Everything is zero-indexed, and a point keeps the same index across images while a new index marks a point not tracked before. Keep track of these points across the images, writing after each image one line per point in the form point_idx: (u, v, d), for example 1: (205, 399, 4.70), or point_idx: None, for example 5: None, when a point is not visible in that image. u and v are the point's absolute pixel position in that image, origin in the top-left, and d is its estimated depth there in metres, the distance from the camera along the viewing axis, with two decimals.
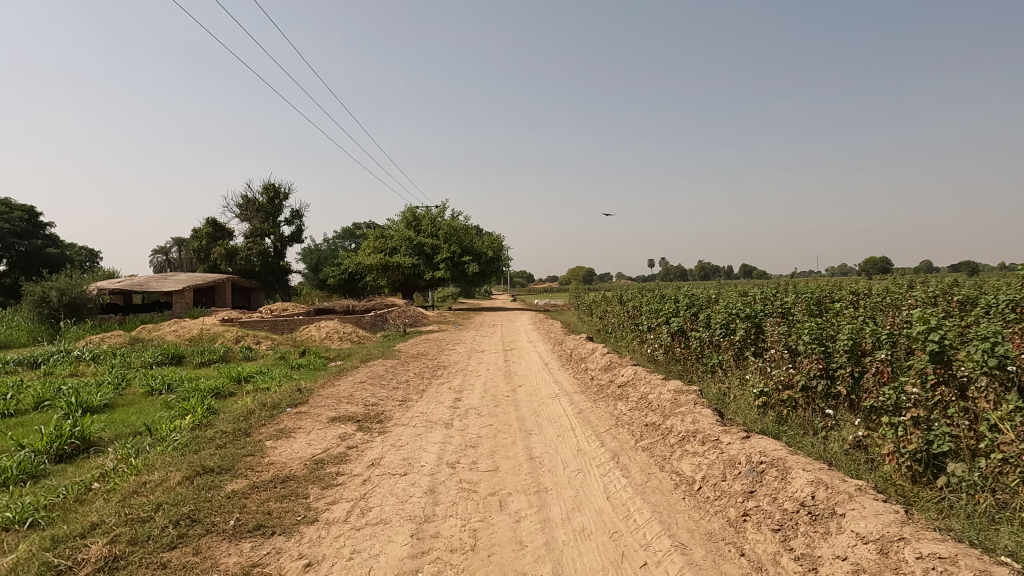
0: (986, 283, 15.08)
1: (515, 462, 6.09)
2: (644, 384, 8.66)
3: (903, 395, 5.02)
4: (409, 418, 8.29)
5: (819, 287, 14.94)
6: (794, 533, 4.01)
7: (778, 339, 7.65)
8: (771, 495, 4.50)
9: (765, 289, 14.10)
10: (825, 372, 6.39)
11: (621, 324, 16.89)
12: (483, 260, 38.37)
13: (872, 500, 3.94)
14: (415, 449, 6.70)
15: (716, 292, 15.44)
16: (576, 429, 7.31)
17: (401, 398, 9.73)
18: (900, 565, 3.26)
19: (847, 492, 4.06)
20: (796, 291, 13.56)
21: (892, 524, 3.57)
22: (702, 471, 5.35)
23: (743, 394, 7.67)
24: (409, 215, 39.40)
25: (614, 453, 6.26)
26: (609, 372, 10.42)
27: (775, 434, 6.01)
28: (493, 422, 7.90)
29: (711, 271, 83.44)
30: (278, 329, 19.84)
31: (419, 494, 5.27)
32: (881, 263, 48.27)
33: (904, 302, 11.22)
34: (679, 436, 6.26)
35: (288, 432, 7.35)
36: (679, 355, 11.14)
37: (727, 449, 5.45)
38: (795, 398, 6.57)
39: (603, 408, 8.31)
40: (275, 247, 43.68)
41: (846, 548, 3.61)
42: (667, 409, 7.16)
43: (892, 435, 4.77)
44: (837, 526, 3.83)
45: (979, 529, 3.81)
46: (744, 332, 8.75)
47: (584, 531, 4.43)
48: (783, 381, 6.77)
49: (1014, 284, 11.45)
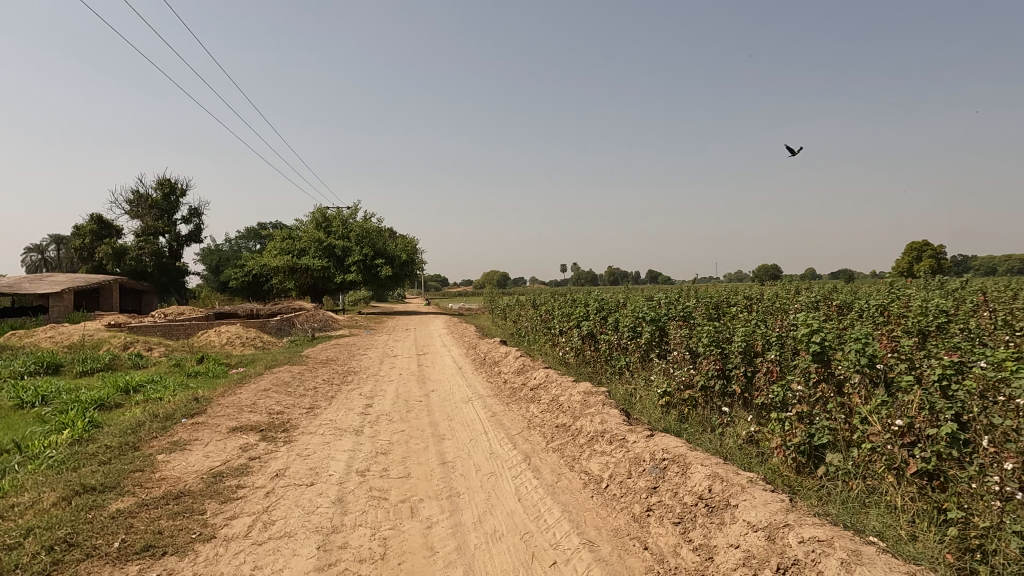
0: (860, 289, 16.65)
1: (427, 467, 6.03)
2: (555, 386, 8.85)
3: (789, 392, 5.44)
4: (317, 426, 7.99)
5: (718, 292, 15.92)
6: (693, 525, 4.24)
7: (680, 341, 8.06)
8: (672, 490, 4.73)
9: (670, 294, 14.83)
10: (722, 372, 6.81)
11: (534, 327, 17.16)
12: (397, 263, 37.76)
13: (761, 491, 4.24)
14: (323, 458, 6.47)
15: (625, 296, 16.06)
16: (489, 433, 7.34)
17: (309, 405, 9.36)
18: (785, 550, 3.53)
19: (739, 484, 4.35)
20: (697, 295, 14.35)
21: (778, 512, 3.86)
22: (609, 469, 5.54)
23: (648, 394, 8.02)
24: (319, 216, 38.02)
25: (526, 455, 6.35)
26: (522, 375, 10.55)
27: (677, 431, 6.33)
28: (406, 428, 7.78)
29: (620, 276, 86.56)
30: (173, 335, 18.54)
31: (326, 504, 5.09)
32: (772, 271, 52.16)
33: (791, 306, 12.18)
34: (588, 436, 6.44)
35: (183, 445, 6.88)
36: (590, 357, 11.48)
37: (632, 448, 5.68)
38: (695, 396, 6.96)
39: (515, 411, 8.41)
40: (170, 247, 40.87)
41: (739, 537, 3.85)
42: (578, 410, 7.35)
43: (779, 430, 5.16)
44: (730, 516, 4.09)
45: (852, 513, 4.20)
46: (650, 335, 9.17)
47: (496, 533, 4.45)
48: (685, 382, 7.16)
49: (883, 290, 12.74)
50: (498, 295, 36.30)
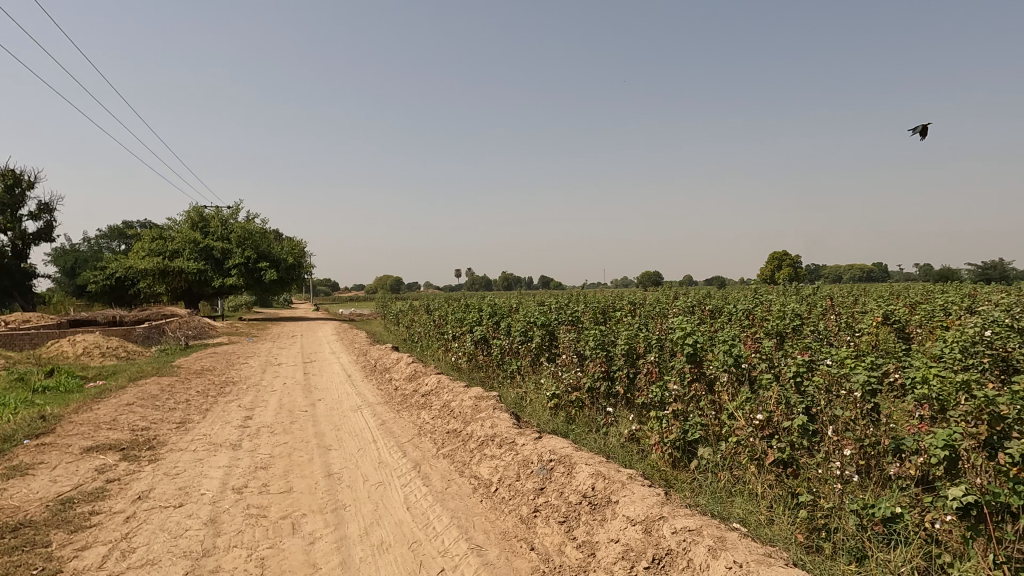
0: (730, 294, 18.12)
1: (311, 480, 5.77)
2: (447, 391, 8.81)
3: (666, 392, 5.79)
4: (188, 442, 7.38)
5: (604, 298, 16.64)
6: (577, 523, 4.38)
7: (568, 344, 8.32)
8: (558, 490, 4.86)
9: (560, 299, 15.28)
10: (607, 374, 7.12)
11: (427, 332, 17.00)
12: (283, 267, 35.93)
13: (639, 486, 4.48)
14: (194, 476, 5.99)
15: (517, 301, 16.35)
16: (378, 441, 7.17)
17: (180, 420, 8.64)
18: (660, 541, 3.74)
19: (620, 480, 4.56)
20: (585, 300, 14.91)
21: (655, 505, 4.09)
22: (498, 473, 5.59)
23: (538, 397, 8.20)
24: (195, 215, 35.27)
25: (415, 463, 6.26)
26: (413, 381, 10.40)
27: (564, 432, 6.52)
28: (289, 440, 7.40)
29: (513, 282, 88.00)
30: (15, 346, 16.38)
31: (196, 526, 4.72)
32: (654, 277, 55.43)
33: (670, 311, 13.00)
34: (478, 441, 6.47)
35: (23, 470, 6.08)
36: (482, 362, 11.56)
37: (521, 450, 5.78)
38: (582, 398, 7.21)
39: (406, 418, 8.27)
40: (13, 246, 36.14)
41: (619, 531, 4.04)
42: (469, 415, 7.37)
43: (658, 427, 5.46)
44: (611, 512, 4.27)
45: (719, 502, 4.53)
46: (540, 339, 9.39)
47: (382, 544, 4.35)
48: (572, 384, 7.40)
49: (749, 295, 13.93)
50: (391, 300, 35.62)
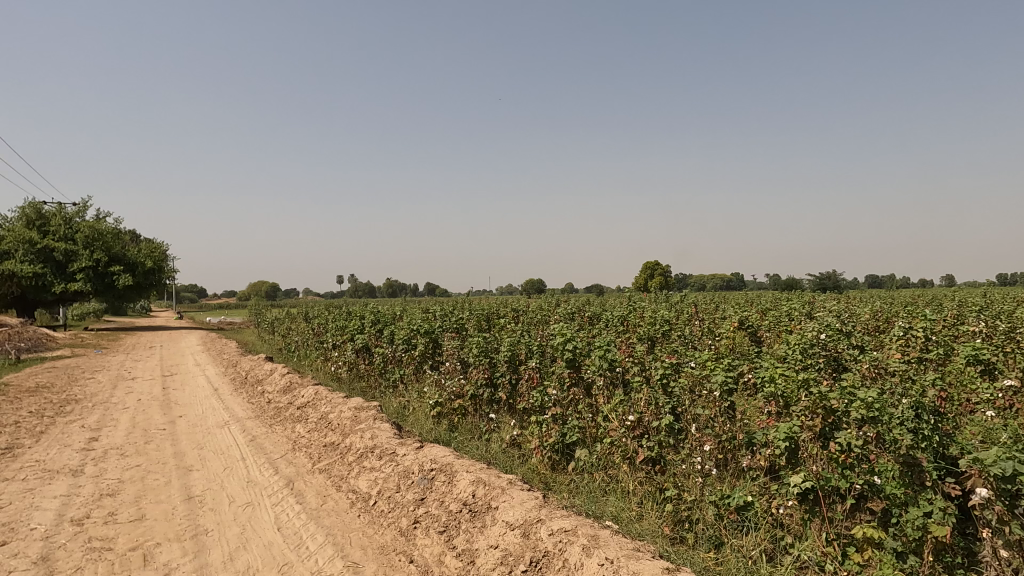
0: (607, 302, 19.04)
1: (168, 505, 5.26)
2: (325, 403, 8.44)
3: (546, 396, 5.95)
4: (15, 471, 6.45)
5: (489, 305, 16.81)
6: (457, 532, 4.36)
7: (452, 352, 8.30)
8: (439, 499, 4.82)
9: (445, 306, 15.22)
10: (490, 380, 7.18)
11: (305, 342, 16.22)
12: (140, 271, 32.67)
13: (519, 491, 4.55)
14: (22, 510, 5.24)
15: (401, 309, 16.06)
16: (247, 459, 6.70)
17: (5, 445, 7.53)
18: (537, 543, 3.82)
19: (500, 486, 4.61)
20: (470, 308, 14.97)
21: (533, 509, 4.17)
22: (377, 486, 5.44)
23: (421, 406, 8.09)
24: (31, 212, 31.12)
25: (289, 480, 5.92)
26: (288, 393, 9.85)
27: (446, 441, 6.47)
28: (143, 462, 6.70)
29: (398, 289, 86.46)
30: None
31: (23, 567, 4.12)
32: (538, 285, 56.96)
33: (551, 318, 13.41)
34: (357, 454, 6.25)
35: None
36: (364, 371, 11.21)
37: (402, 461, 5.66)
38: (465, 405, 7.20)
39: (279, 433, 7.81)
40: None
41: (498, 537, 4.07)
42: (347, 427, 7.10)
43: (538, 431, 5.58)
44: (491, 518, 4.30)
45: (594, 501, 4.72)
46: (424, 346, 9.28)
47: (249, 570, 4.06)
48: (455, 391, 7.37)
49: (624, 303, 14.72)
50: (265, 307, 33.61)
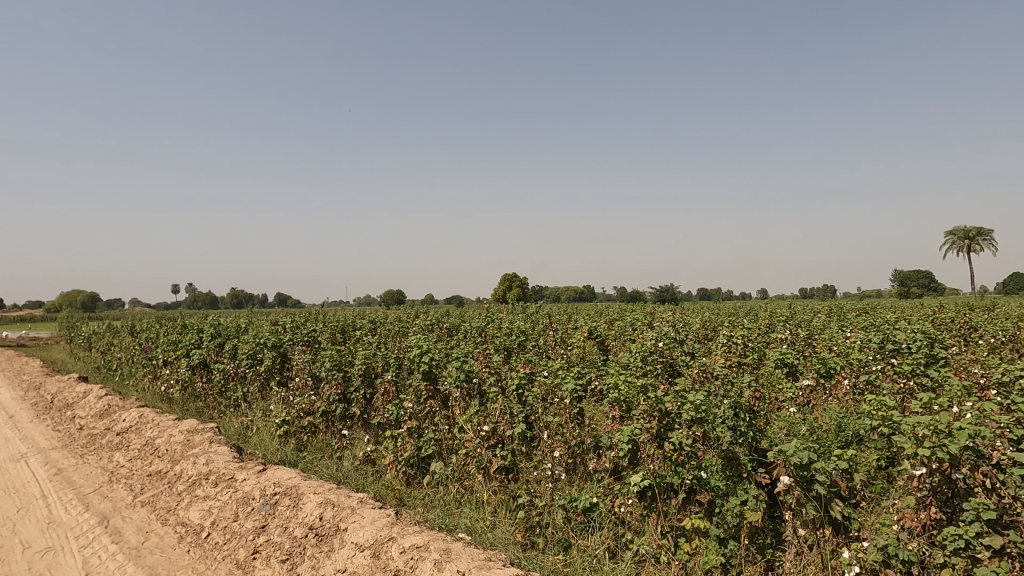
0: (466, 313, 19.23)
1: None
2: (151, 427, 7.56)
3: (401, 410, 5.83)
4: None
5: (345, 316, 16.22)
6: (301, 559, 4.11)
7: (302, 366, 7.86)
8: (282, 525, 4.50)
9: (296, 318, 14.42)
10: (343, 396, 6.90)
11: (130, 358, 14.47)
12: None
13: (369, 510, 4.41)
14: None
15: (246, 321, 14.95)
16: (48, 496, 5.78)
17: None
18: (387, 563, 3.71)
19: (349, 507, 4.43)
20: (324, 319, 14.32)
21: (384, 527, 4.06)
22: (211, 516, 4.96)
23: (266, 425, 7.53)
24: None
25: (102, 517, 5.20)
26: (106, 418, 8.69)
27: (293, 461, 6.08)
28: None
29: (245, 300, 80.36)
30: None
31: None
32: (397, 296, 56.06)
33: (410, 329, 13.25)
34: (188, 482, 5.67)
35: None
36: (200, 390, 10.22)
37: (241, 487, 5.22)
38: (315, 422, 6.81)
39: (93, 464, 6.86)
40: None
41: (346, 560, 3.89)
42: (178, 452, 6.42)
43: (392, 446, 5.44)
44: (339, 541, 4.11)
45: (448, 514, 4.69)
46: (271, 361, 8.69)
47: None
48: (305, 408, 6.96)
49: (482, 314, 14.97)
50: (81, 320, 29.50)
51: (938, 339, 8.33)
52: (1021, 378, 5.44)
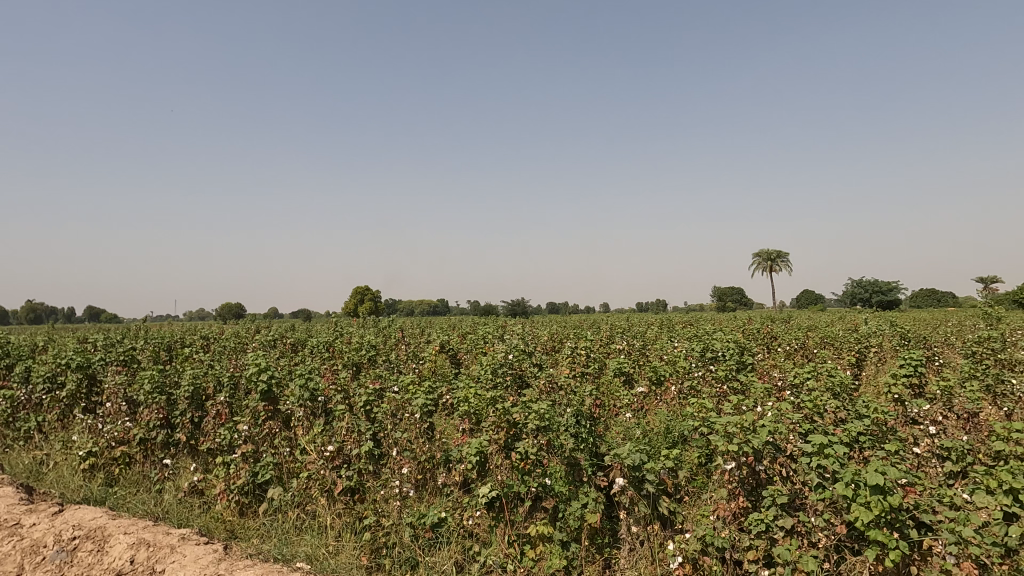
0: (313, 326, 18.31)
1: None
2: None
3: (235, 434, 5.36)
4: None
5: (172, 332, 14.68)
6: None
7: (115, 390, 6.95)
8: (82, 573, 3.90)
9: (110, 334, 12.73)
10: (165, 421, 6.24)
11: None
12: None
13: (194, 546, 4.01)
14: None
15: (45, 338, 12.92)
16: None
17: None
18: None
19: (169, 545, 4.00)
20: (145, 336, 12.83)
21: (210, 564, 3.71)
22: None
23: (65, 459, 6.46)
24: None
25: None
26: None
27: (100, 499, 5.29)
28: None
29: (44, 314, 69.27)
30: None
31: None
32: (236, 309, 51.81)
33: (248, 345, 12.30)
34: None
35: None
36: None
37: (28, 533, 4.43)
38: (130, 453, 5.94)
39: None
40: None
41: None
42: None
43: (224, 474, 4.95)
44: None
45: (286, 544, 4.37)
46: (75, 384, 7.56)
47: None
48: (116, 438, 6.06)
49: (330, 329, 14.37)
50: None
51: (746, 347, 9.48)
52: (809, 379, 6.37)
